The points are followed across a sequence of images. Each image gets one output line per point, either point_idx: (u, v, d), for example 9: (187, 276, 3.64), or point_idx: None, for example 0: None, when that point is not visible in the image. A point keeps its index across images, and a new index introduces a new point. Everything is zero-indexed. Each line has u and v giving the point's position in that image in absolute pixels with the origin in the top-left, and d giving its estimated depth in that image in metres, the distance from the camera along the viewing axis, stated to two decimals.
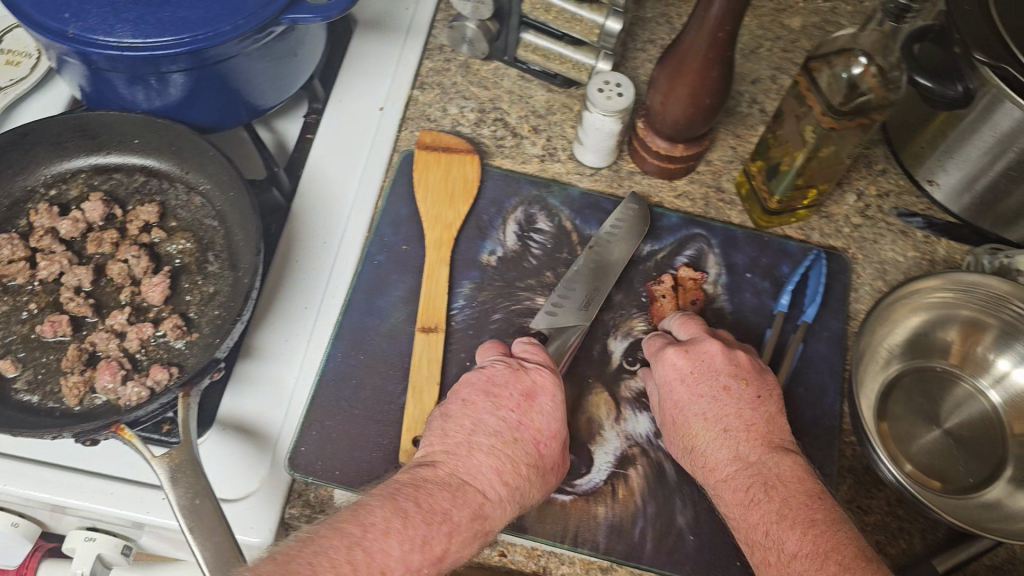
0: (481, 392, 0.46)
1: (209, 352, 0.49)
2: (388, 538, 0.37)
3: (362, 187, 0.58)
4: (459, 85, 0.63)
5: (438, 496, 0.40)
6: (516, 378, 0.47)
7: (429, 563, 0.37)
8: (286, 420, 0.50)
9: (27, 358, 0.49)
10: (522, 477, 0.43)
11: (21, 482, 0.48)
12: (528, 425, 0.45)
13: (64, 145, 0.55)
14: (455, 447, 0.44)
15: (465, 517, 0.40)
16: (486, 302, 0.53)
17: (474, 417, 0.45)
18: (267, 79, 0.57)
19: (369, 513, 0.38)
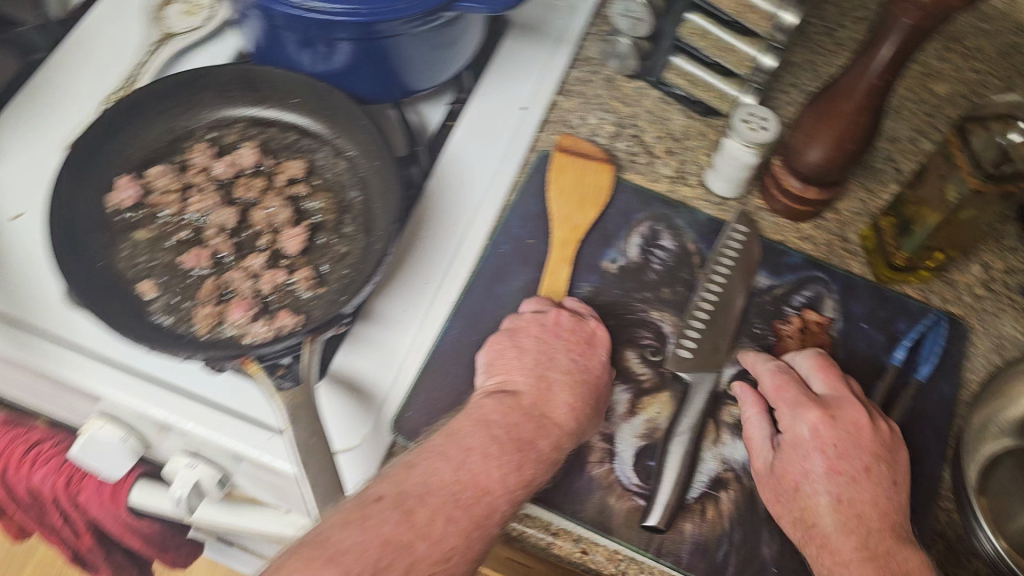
0: (547, 334, 0.51)
1: (334, 308, 0.51)
2: (486, 460, 0.43)
3: (496, 178, 0.60)
4: (602, 97, 0.64)
5: (523, 423, 0.46)
6: (579, 324, 0.51)
7: (524, 484, 0.43)
8: (395, 386, 0.52)
9: (167, 283, 0.51)
10: (587, 410, 0.48)
11: (144, 398, 0.50)
12: (592, 368, 0.49)
13: (229, 94, 0.58)
14: (530, 377, 0.48)
15: (547, 445, 0.45)
16: (602, 307, 0.54)
17: (538, 354, 0.49)
18: (425, 63, 0.60)
19: (467, 436, 0.44)
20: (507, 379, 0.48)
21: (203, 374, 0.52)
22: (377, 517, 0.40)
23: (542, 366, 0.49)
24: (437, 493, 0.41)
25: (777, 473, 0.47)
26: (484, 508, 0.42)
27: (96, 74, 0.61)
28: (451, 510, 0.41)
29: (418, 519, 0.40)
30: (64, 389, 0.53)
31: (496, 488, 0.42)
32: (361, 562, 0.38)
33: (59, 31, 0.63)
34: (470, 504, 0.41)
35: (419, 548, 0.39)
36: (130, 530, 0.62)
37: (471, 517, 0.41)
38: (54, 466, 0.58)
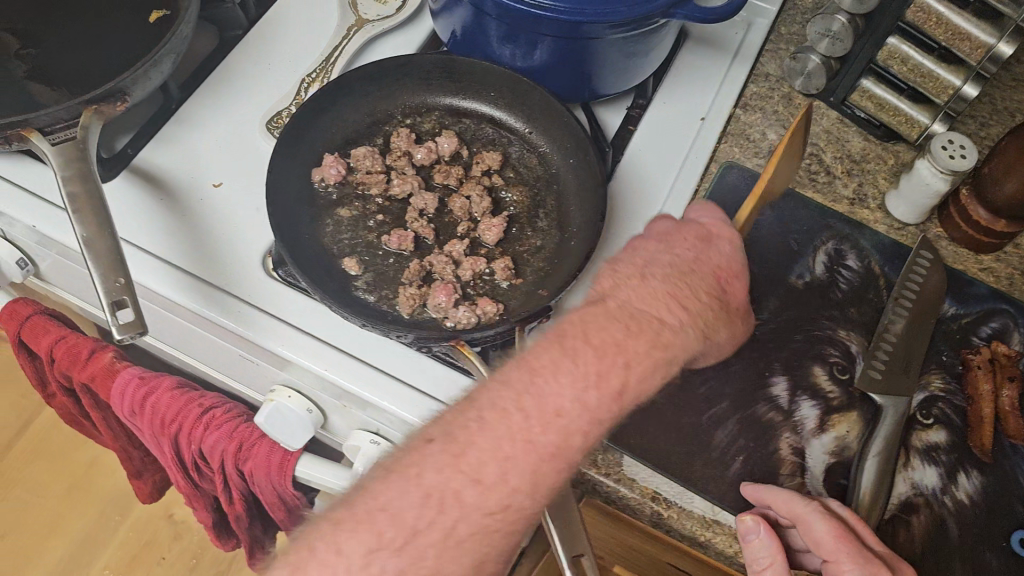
0: (660, 245, 0.48)
1: (532, 300, 0.52)
2: (559, 378, 0.38)
3: (678, 185, 0.60)
4: (780, 114, 0.64)
5: (610, 328, 0.40)
6: (688, 228, 0.49)
7: (607, 399, 0.39)
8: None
9: (369, 261, 0.52)
10: (703, 304, 0.45)
11: (342, 372, 0.51)
12: (707, 264, 0.47)
13: (429, 82, 0.59)
14: (626, 281, 0.44)
15: (639, 345, 0.40)
16: (789, 321, 0.54)
17: (651, 254, 0.47)
18: (616, 72, 0.59)
19: (545, 356, 0.39)
20: (618, 284, 0.44)
21: (399, 353, 0.53)
22: (419, 462, 0.37)
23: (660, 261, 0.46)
24: (495, 430, 0.37)
25: None
26: (558, 434, 0.38)
27: (293, 55, 0.62)
28: (509, 448, 0.37)
29: (469, 461, 0.37)
30: (256, 354, 0.55)
31: (574, 409, 0.38)
32: (398, 525, 0.36)
33: (257, 10, 0.64)
34: (535, 432, 0.37)
35: (467, 496, 0.36)
36: (282, 502, 0.63)
37: (544, 446, 0.37)
38: (225, 432, 0.59)
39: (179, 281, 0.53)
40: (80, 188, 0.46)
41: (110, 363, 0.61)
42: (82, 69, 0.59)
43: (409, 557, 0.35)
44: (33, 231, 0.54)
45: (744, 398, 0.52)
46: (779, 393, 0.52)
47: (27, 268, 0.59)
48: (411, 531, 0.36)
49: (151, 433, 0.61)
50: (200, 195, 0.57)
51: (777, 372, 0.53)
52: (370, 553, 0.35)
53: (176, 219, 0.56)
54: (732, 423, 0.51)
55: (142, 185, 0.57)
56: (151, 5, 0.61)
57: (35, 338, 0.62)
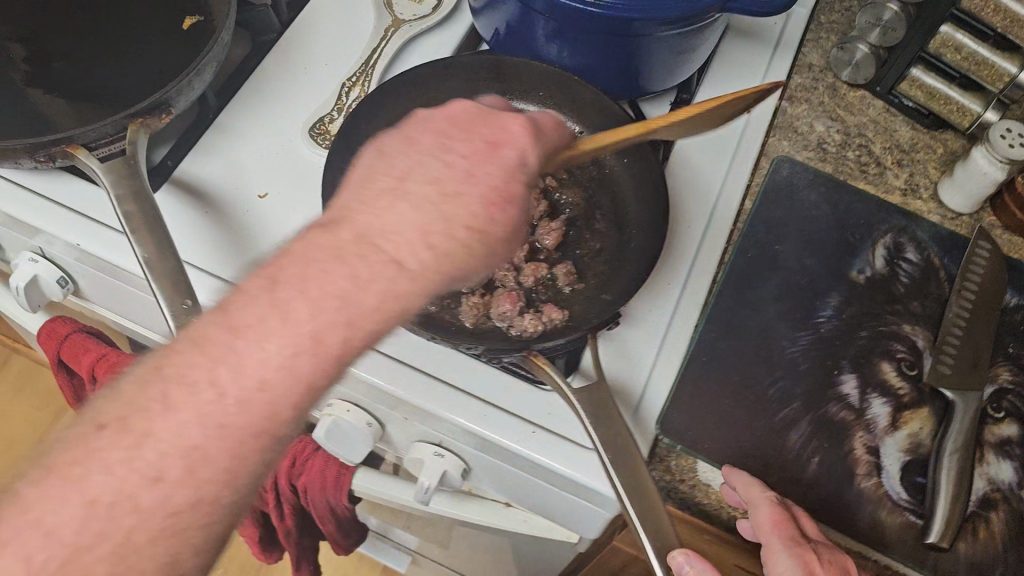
0: (432, 144, 0.38)
1: (597, 304, 0.51)
2: (265, 344, 0.30)
3: (732, 177, 0.58)
4: (827, 105, 0.63)
5: (335, 274, 0.31)
6: (480, 124, 0.40)
7: (324, 367, 0.31)
8: (651, 383, 0.50)
9: None
10: (455, 242, 0.35)
11: (407, 386, 0.50)
12: (478, 184, 0.37)
13: (476, 83, 0.57)
14: (347, 206, 0.35)
15: (371, 298, 0.32)
16: (854, 318, 0.54)
17: (417, 158, 0.37)
18: (666, 67, 0.58)
19: (244, 304, 0.31)
20: (366, 204, 0.34)
21: (463, 364, 0.52)
22: (83, 460, 0.28)
23: (440, 179, 0.36)
24: (180, 413, 0.29)
25: None
26: (262, 412, 0.30)
27: (330, 59, 0.61)
28: (197, 436, 0.29)
29: (144, 458, 0.28)
30: None
31: (280, 381, 0.30)
32: (50, 546, 0.27)
33: (289, 12, 0.63)
34: (231, 414, 0.30)
35: (145, 500, 0.28)
36: (333, 515, 0.62)
37: (240, 427, 0.30)
38: None
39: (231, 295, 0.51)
40: (134, 207, 0.45)
41: None
42: (112, 77, 0.56)
43: None
44: (74, 248, 0.52)
45: (815, 398, 0.51)
46: (849, 392, 0.51)
47: (67, 286, 0.57)
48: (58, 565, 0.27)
49: None
50: (245, 206, 0.55)
51: (845, 370, 0.52)
52: None
53: (218, 232, 0.53)
54: (804, 424, 0.50)
55: (184, 195, 0.54)
56: (181, 9, 0.58)
57: (75, 356, 0.60)
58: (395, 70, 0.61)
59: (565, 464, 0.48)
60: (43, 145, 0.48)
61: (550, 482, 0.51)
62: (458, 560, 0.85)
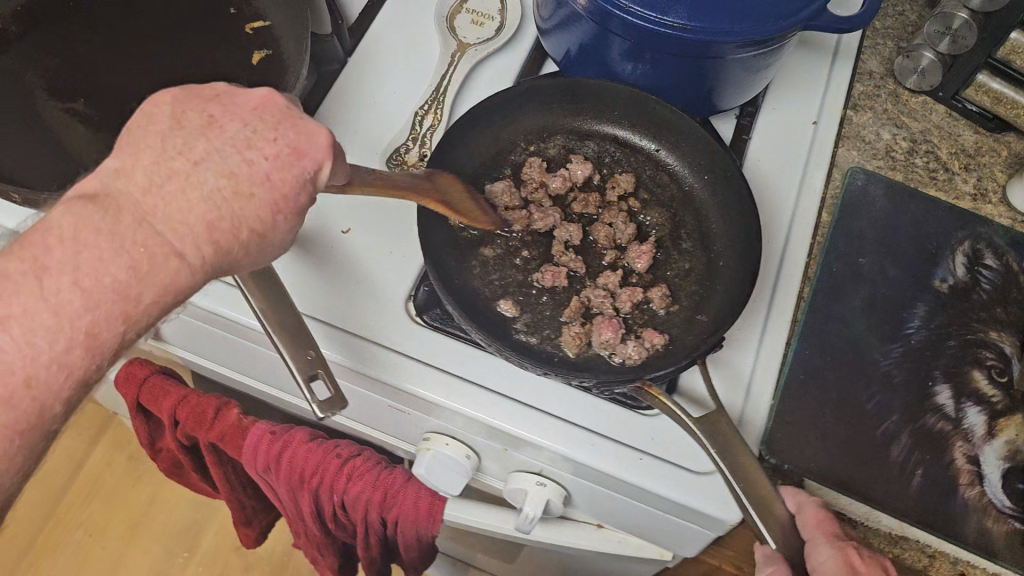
0: (234, 132, 0.30)
1: (696, 325, 0.51)
2: (31, 338, 0.26)
3: (805, 191, 0.59)
4: (890, 112, 0.64)
5: (112, 265, 0.27)
6: (290, 123, 0.31)
7: (92, 360, 0.28)
8: (747, 406, 0.50)
9: (525, 302, 0.51)
10: (239, 244, 0.30)
11: (512, 419, 0.50)
12: (272, 187, 0.30)
13: (548, 106, 0.58)
14: (142, 184, 0.28)
15: (149, 294, 0.28)
16: (942, 326, 0.54)
17: (217, 143, 0.29)
18: (740, 86, 0.57)
19: (3, 292, 0.26)
20: (152, 187, 0.28)
21: (564, 395, 0.51)
22: None
23: (236, 172, 0.29)
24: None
25: None
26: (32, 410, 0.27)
27: (398, 89, 0.60)
28: None
29: None
30: (404, 403, 0.53)
31: (48, 377, 0.27)
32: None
33: (351, 39, 0.62)
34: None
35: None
36: (419, 543, 0.62)
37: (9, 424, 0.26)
38: (369, 482, 0.57)
39: (327, 335, 0.51)
40: None
41: (237, 421, 0.59)
42: None
43: None
44: None
45: (914, 410, 0.52)
46: (944, 402, 0.52)
47: None
48: None
49: (286, 486, 0.59)
50: (329, 243, 0.54)
51: (939, 380, 0.53)
52: None
53: (301, 275, 0.53)
54: (905, 436, 0.51)
55: None
56: (250, 47, 0.59)
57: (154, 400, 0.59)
58: (464, 96, 0.61)
59: (678, 489, 0.48)
60: None
61: (656, 506, 0.51)
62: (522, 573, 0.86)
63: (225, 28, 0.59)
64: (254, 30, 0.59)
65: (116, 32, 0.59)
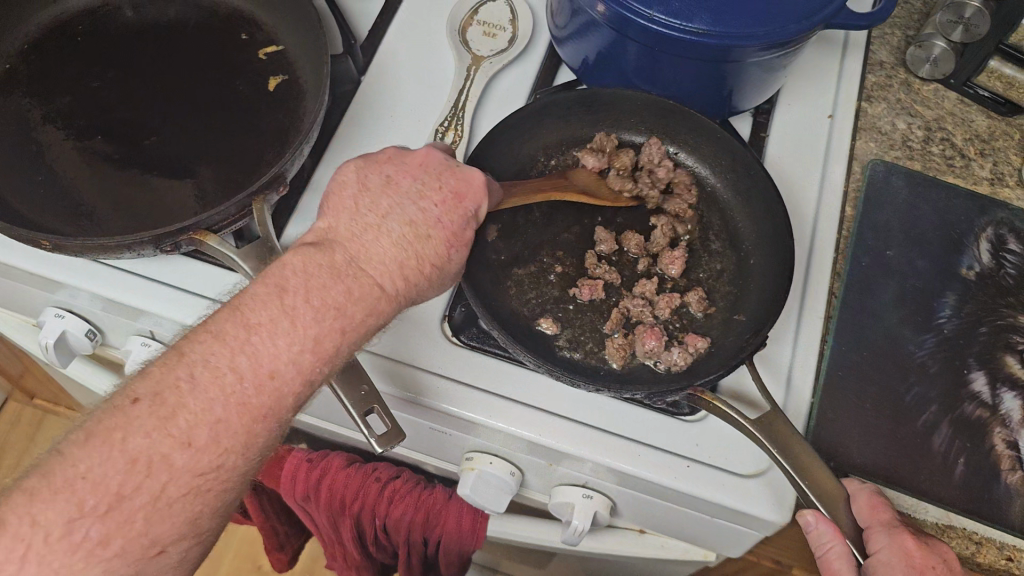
0: (411, 187, 0.45)
1: (735, 328, 0.52)
2: (274, 339, 0.37)
3: (826, 186, 0.59)
4: (904, 102, 0.64)
5: (333, 290, 0.39)
6: (450, 173, 0.46)
7: (319, 361, 0.38)
8: (790, 400, 0.50)
9: (566, 319, 0.52)
10: (421, 275, 0.43)
11: (558, 435, 0.50)
12: (442, 225, 0.44)
13: (566, 119, 0.58)
14: (347, 234, 0.42)
15: (359, 312, 0.39)
16: (972, 314, 0.55)
17: (399, 199, 0.44)
18: (760, 87, 0.58)
19: (258, 306, 0.37)
20: (355, 236, 0.42)
21: (606, 406, 0.52)
22: (124, 427, 0.34)
23: (414, 221, 0.43)
24: (206, 390, 0.35)
25: None
26: (270, 398, 0.37)
27: (417, 107, 0.60)
28: (221, 411, 0.35)
29: (177, 428, 0.35)
30: (446, 424, 0.53)
31: (287, 371, 0.37)
32: (99, 491, 0.33)
33: (363, 57, 0.61)
34: (249, 395, 0.36)
35: (176, 459, 0.34)
36: (461, 560, 0.62)
37: (256, 407, 0.36)
38: (411, 504, 0.57)
39: (369, 362, 0.51)
40: None
41: (273, 449, 0.59)
42: (200, 144, 0.55)
43: (117, 522, 0.33)
44: (100, 299, 0.52)
45: (950, 399, 0.52)
46: (980, 389, 0.53)
47: (95, 338, 0.56)
48: (117, 497, 0.33)
49: (326, 513, 0.59)
50: None
51: (973, 368, 0.53)
52: (70, 521, 0.33)
53: None
54: (944, 426, 0.52)
55: None
56: (265, 72, 0.59)
57: None
58: (482, 109, 0.61)
59: (727, 493, 0.49)
60: (170, 235, 0.47)
61: (703, 512, 0.51)
62: None
63: (238, 54, 0.59)
64: (266, 55, 0.60)
65: (125, 65, 0.58)
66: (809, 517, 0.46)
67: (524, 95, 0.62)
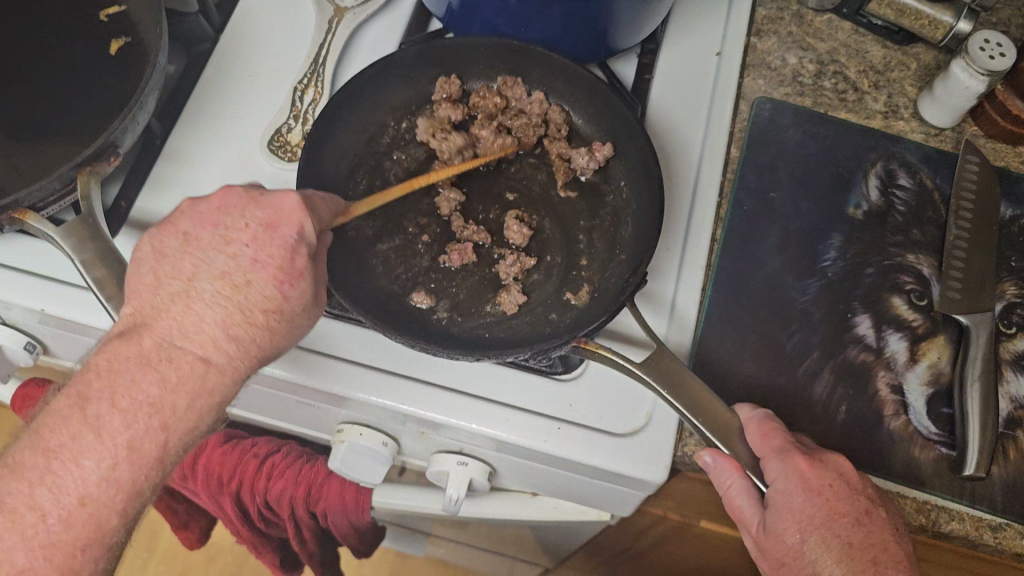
0: (214, 238, 0.38)
1: (616, 267, 0.50)
2: (80, 461, 0.35)
3: (711, 125, 0.56)
4: (795, 35, 0.61)
5: (143, 383, 0.35)
6: (254, 204, 0.39)
7: (137, 471, 0.36)
8: (671, 326, 0.50)
9: (439, 289, 0.49)
10: (257, 328, 0.37)
11: (425, 404, 0.48)
12: (262, 263, 0.38)
13: (412, 75, 0.56)
14: (155, 311, 0.37)
15: (180, 400, 0.36)
16: (859, 256, 0.53)
17: (201, 256, 0.38)
18: (639, 26, 0.54)
19: (58, 427, 0.35)
20: (164, 310, 0.37)
21: (476, 372, 0.50)
22: None
23: (227, 272, 0.37)
24: (3, 537, 0.34)
25: (778, 533, 0.41)
26: (86, 525, 0.36)
27: (276, 65, 0.57)
28: (23, 557, 0.35)
29: None
30: (314, 398, 0.51)
31: (98, 495, 0.35)
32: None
33: (219, 15, 0.58)
34: (54, 533, 0.35)
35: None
36: (354, 525, 0.62)
37: (66, 542, 0.35)
38: (291, 478, 0.55)
39: None
40: (104, 271, 0.42)
41: None
42: (40, 119, 0.52)
43: None
44: None
45: (832, 344, 0.50)
46: (865, 332, 0.51)
47: None
48: None
49: (207, 492, 0.58)
50: None
51: (858, 311, 0.51)
52: None
53: None
54: (826, 373, 0.50)
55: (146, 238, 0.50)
56: (106, 36, 0.55)
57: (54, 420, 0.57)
58: (346, 64, 0.57)
59: (604, 455, 0.47)
60: None
61: (582, 473, 0.50)
62: (477, 537, 0.86)
63: (76, 17, 0.55)
64: (109, 17, 0.55)
65: None
66: (707, 457, 0.43)
67: (393, 48, 0.58)
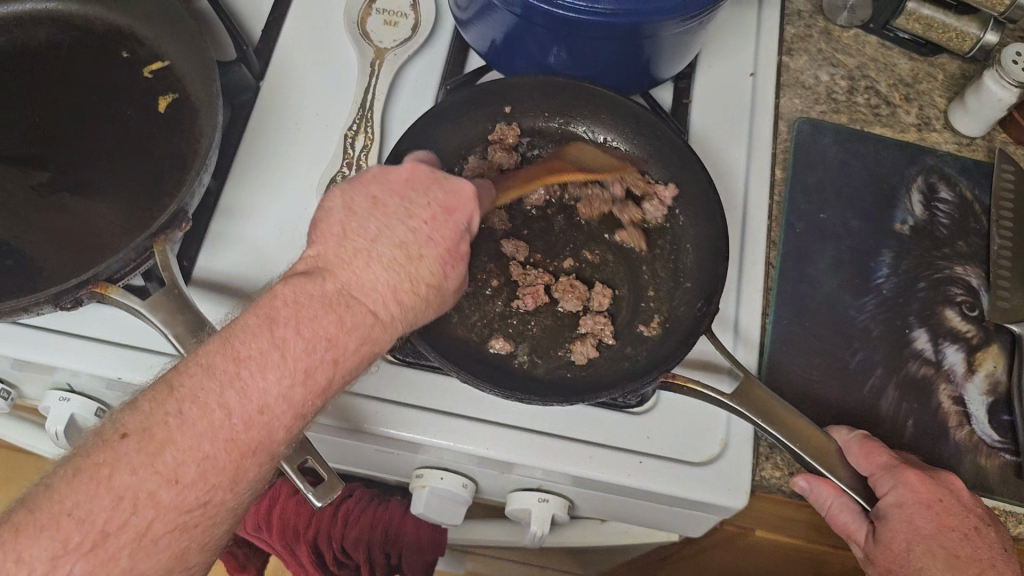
0: (395, 208, 0.39)
1: (686, 298, 0.51)
2: (264, 373, 0.32)
3: (753, 148, 0.58)
4: (825, 52, 0.63)
5: (324, 320, 0.34)
6: (437, 185, 0.41)
7: (311, 396, 0.33)
8: (738, 343, 0.51)
9: (516, 334, 0.50)
10: (420, 299, 0.37)
11: (509, 447, 0.49)
12: (435, 242, 0.39)
13: (462, 119, 0.56)
14: (336, 261, 0.36)
15: (353, 343, 0.34)
16: (910, 271, 0.55)
17: (387, 222, 0.38)
18: (680, 58, 0.54)
19: (249, 338, 0.32)
20: (345, 264, 0.36)
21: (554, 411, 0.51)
22: (111, 461, 0.30)
23: (406, 242, 0.38)
24: (194, 425, 0.31)
25: (886, 543, 0.42)
26: (262, 432, 0.32)
27: (322, 113, 0.56)
28: (208, 448, 0.31)
29: (164, 462, 0.30)
30: (394, 447, 0.51)
31: (279, 407, 0.32)
32: (85, 527, 0.29)
33: (258, 62, 0.57)
34: (237, 430, 0.32)
35: (164, 496, 0.30)
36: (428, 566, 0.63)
37: (246, 443, 0.32)
38: (365, 524, 0.58)
39: None
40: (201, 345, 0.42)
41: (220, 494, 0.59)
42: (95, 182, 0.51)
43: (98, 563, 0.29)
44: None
45: (894, 360, 0.52)
46: (923, 346, 0.52)
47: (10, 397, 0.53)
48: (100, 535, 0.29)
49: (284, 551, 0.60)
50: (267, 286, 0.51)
51: (915, 326, 0.53)
52: (53, 560, 0.28)
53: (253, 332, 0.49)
54: (892, 389, 0.51)
55: (212, 295, 0.50)
56: (153, 93, 0.54)
57: None
58: (391, 106, 0.57)
59: (691, 487, 0.48)
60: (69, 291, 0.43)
61: (665, 503, 0.51)
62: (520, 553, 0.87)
63: (119, 76, 0.55)
64: (153, 73, 0.55)
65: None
66: (802, 483, 0.45)
67: (434, 88, 0.58)
